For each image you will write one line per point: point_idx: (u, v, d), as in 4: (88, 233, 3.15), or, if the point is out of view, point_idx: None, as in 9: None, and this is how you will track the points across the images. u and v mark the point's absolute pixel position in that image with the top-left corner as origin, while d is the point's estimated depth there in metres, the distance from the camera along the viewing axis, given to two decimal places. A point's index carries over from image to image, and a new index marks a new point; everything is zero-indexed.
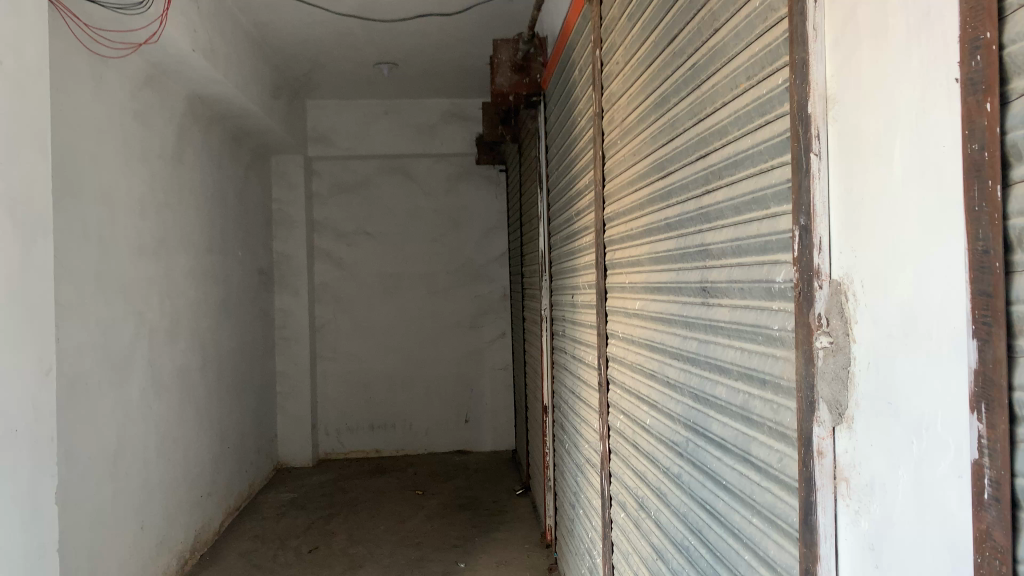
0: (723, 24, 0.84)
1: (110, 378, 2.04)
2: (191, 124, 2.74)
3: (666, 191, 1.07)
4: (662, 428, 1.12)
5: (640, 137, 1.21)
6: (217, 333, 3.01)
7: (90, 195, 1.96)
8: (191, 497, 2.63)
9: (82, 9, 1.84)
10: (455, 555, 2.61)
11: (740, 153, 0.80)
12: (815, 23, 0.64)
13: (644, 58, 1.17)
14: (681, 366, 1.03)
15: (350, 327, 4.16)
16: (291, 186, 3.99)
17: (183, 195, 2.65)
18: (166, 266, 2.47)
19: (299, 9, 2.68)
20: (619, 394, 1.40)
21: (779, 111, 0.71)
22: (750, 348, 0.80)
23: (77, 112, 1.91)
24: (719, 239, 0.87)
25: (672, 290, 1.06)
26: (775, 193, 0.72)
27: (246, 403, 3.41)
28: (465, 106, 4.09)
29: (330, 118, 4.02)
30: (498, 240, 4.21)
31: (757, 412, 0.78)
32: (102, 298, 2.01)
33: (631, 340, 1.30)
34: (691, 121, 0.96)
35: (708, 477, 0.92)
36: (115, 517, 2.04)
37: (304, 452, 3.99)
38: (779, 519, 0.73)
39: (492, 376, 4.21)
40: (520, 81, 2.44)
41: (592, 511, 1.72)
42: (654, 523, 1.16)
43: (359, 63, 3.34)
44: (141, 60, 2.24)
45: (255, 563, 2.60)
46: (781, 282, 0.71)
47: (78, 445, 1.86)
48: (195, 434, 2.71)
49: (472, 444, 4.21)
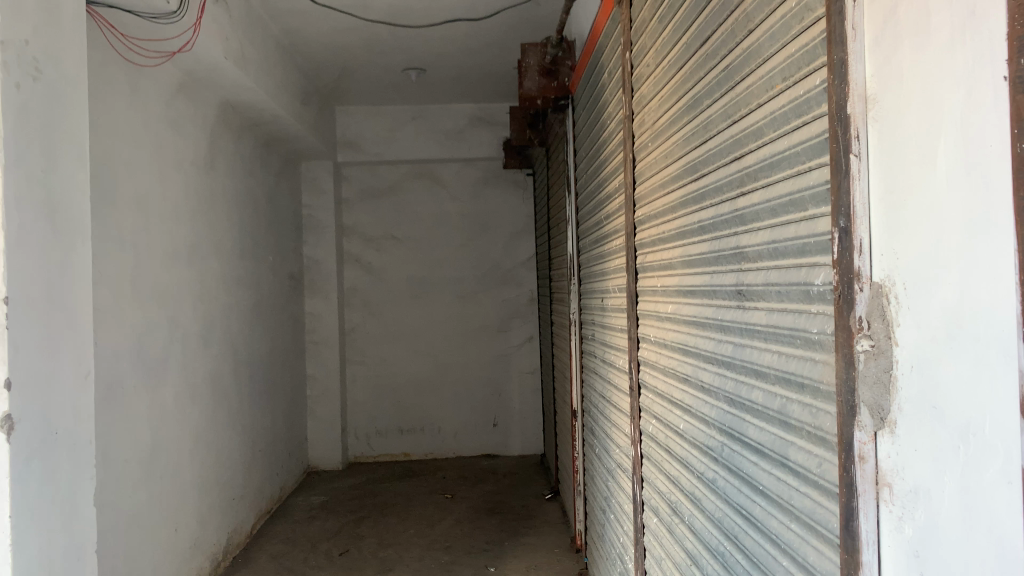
0: (757, 26, 0.84)
1: (145, 383, 2.07)
2: (223, 131, 2.78)
3: (699, 193, 1.07)
4: (696, 433, 1.11)
5: (672, 139, 1.21)
6: (249, 339, 3.05)
7: (124, 202, 1.98)
8: (223, 499, 2.65)
9: (118, 19, 1.87)
10: (485, 559, 2.61)
11: (778, 154, 0.79)
12: (854, 22, 0.63)
13: (676, 61, 1.16)
14: (715, 370, 1.02)
15: (379, 332, 4.19)
16: (320, 192, 4.03)
17: (215, 202, 2.68)
18: (199, 272, 2.50)
19: (328, 16, 2.69)
20: (651, 399, 1.39)
21: (818, 112, 0.70)
22: (788, 351, 0.79)
23: (111, 121, 1.93)
24: (755, 242, 0.86)
25: (706, 293, 1.05)
26: (813, 195, 0.71)
27: (277, 406, 3.44)
28: (493, 111, 4.09)
29: (359, 124, 4.05)
30: (526, 244, 4.20)
31: (795, 416, 0.77)
32: (137, 305, 2.04)
33: (664, 345, 1.29)
34: (725, 123, 0.95)
35: (744, 482, 0.92)
36: (150, 518, 2.06)
37: (334, 455, 4.02)
38: (819, 525, 0.72)
39: (520, 380, 4.20)
40: (548, 85, 2.43)
41: (623, 516, 1.70)
42: (689, 529, 1.15)
43: (387, 69, 3.36)
44: (174, 68, 2.27)
45: (286, 566, 2.62)
46: (820, 285, 0.70)
47: (115, 448, 1.89)
48: (228, 438, 2.74)
49: (500, 448, 4.21)
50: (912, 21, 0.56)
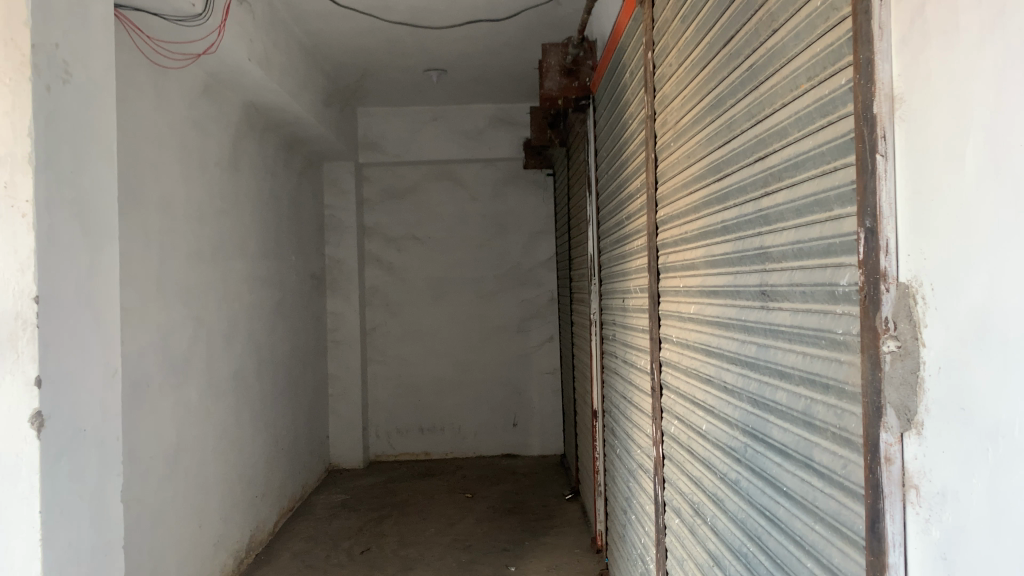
0: (781, 25, 0.83)
1: (170, 381, 2.09)
2: (247, 132, 2.81)
3: (722, 194, 1.06)
4: (718, 434, 1.10)
5: (694, 139, 1.20)
6: (272, 337, 3.08)
7: (150, 203, 2.01)
8: (246, 497, 2.68)
9: (144, 23, 1.90)
10: (506, 559, 2.61)
11: (802, 154, 0.79)
12: (881, 22, 0.63)
13: (699, 61, 1.16)
14: (738, 370, 1.02)
15: (399, 331, 4.21)
16: (342, 192, 4.06)
17: (238, 203, 2.70)
18: (223, 271, 2.53)
19: (349, 17, 2.71)
20: (673, 399, 1.39)
21: (843, 112, 0.70)
22: (813, 352, 0.78)
23: (137, 123, 1.95)
24: (779, 242, 0.86)
25: (729, 293, 1.04)
26: (838, 195, 0.71)
27: (300, 405, 3.47)
28: (513, 111, 4.09)
29: (380, 125, 4.07)
30: (546, 244, 4.20)
31: (820, 417, 0.77)
32: (163, 305, 2.07)
33: (686, 345, 1.29)
34: (749, 122, 0.95)
35: (768, 483, 0.91)
36: (174, 515, 2.09)
37: (355, 454, 4.04)
38: (843, 526, 0.72)
39: (540, 380, 4.20)
40: (569, 85, 2.44)
41: (645, 516, 1.70)
42: (711, 530, 1.15)
43: (408, 70, 3.38)
44: (198, 70, 2.30)
45: (307, 563, 2.64)
46: (846, 285, 0.70)
47: (141, 447, 1.91)
48: (251, 437, 2.76)
49: (520, 448, 4.20)
50: (939, 20, 0.56)
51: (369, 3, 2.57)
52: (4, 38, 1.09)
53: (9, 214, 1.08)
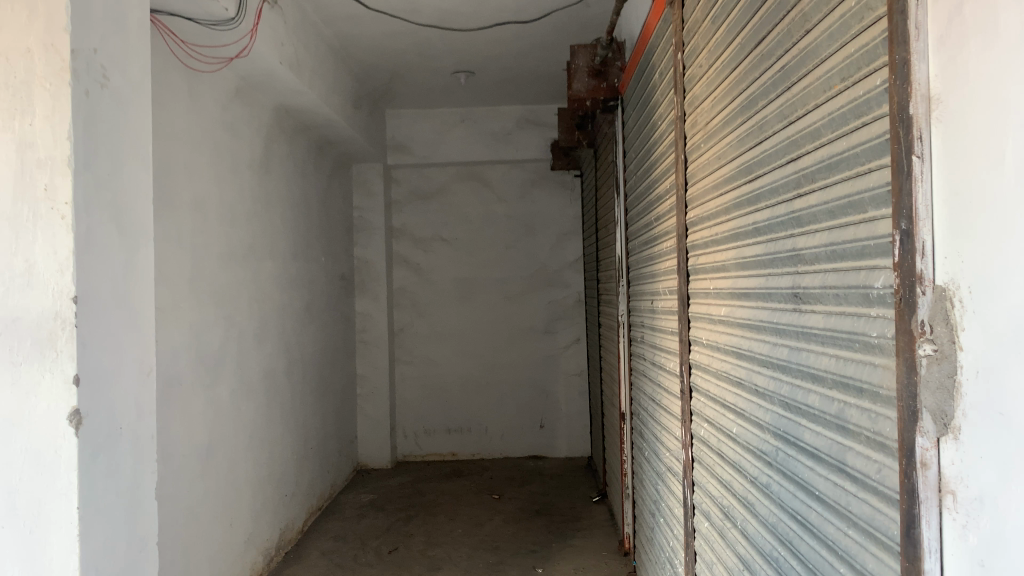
0: (815, 26, 0.83)
1: (203, 380, 2.13)
2: (278, 135, 2.84)
3: (754, 195, 1.06)
4: (750, 436, 1.10)
5: (725, 141, 1.20)
6: (302, 337, 3.11)
7: (183, 205, 2.04)
8: (276, 496, 2.71)
9: (179, 27, 1.93)
10: (534, 561, 2.61)
11: (836, 156, 0.78)
12: (917, 21, 0.62)
13: (730, 61, 1.16)
14: (770, 373, 1.01)
15: (427, 332, 4.24)
16: (370, 193, 4.09)
17: (270, 204, 2.74)
18: (254, 272, 2.56)
19: (379, 20, 2.73)
20: (703, 402, 1.38)
21: (877, 113, 0.69)
22: (846, 355, 0.78)
23: (171, 125, 1.98)
24: (812, 244, 0.85)
25: (761, 296, 1.04)
26: (872, 197, 0.70)
27: (329, 404, 3.50)
28: (541, 112, 4.08)
29: (408, 127, 4.10)
30: (573, 245, 4.18)
31: (853, 421, 0.76)
32: (195, 304, 2.10)
33: (716, 347, 1.28)
34: (781, 123, 0.94)
35: (800, 487, 0.90)
36: (205, 512, 2.12)
37: (383, 454, 4.07)
38: (877, 532, 0.71)
39: (567, 382, 4.18)
40: (598, 86, 2.43)
41: (673, 519, 1.69)
42: (741, 533, 1.14)
43: (436, 72, 3.39)
44: (231, 73, 2.33)
45: (335, 563, 2.66)
46: (880, 288, 0.69)
47: (173, 445, 1.94)
48: (281, 435, 2.80)
49: (546, 450, 4.19)
50: (977, 19, 0.56)
51: (398, 5, 2.58)
52: (44, 43, 1.12)
53: (48, 215, 1.11)
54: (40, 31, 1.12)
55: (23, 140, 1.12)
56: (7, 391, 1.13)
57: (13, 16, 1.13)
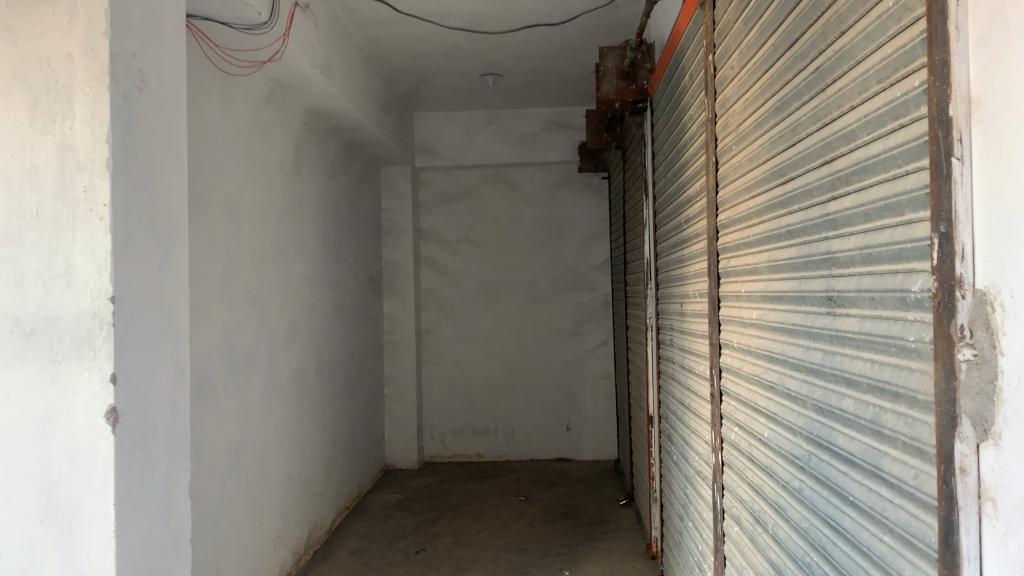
0: (850, 27, 0.82)
1: (234, 379, 2.15)
2: (308, 138, 2.87)
3: (787, 197, 1.05)
4: (781, 440, 1.09)
5: (758, 142, 1.19)
6: (331, 338, 3.14)
7: (217, 206, 2.07)
8: (305, 495, 2.73)
9: (213, 32, 1.96)
10: (560, 563, 2.61)
11: (872, 157, 0.77)
12: (957, 22, 0.62)
13: (763, 63, 1.15)
14: (803, 377, 1.00)
15: (454, 334, 4.26)
16: (398, 196, 4.12)
17: (301, 206, 2.78)
18: (285, 273, 2.59)
19: (408, 23, 2.74)
20: (733, 406, 1.37)
21: (915, 115, 0.68)
22: (881, 359, 0.77)
23: (206, 128, 2.01)
24: (846, 247, 0.84)
25: (794, 299, 1.03)
26: (910, 199, 0.70)
27: (357, 404, 3.53)
28: (569, 114, 4.08)
29: (436, 130, 4.13)
30: (600, 247, 4.17)
31: (889, 426, 0.75)
32: (228, 304, 2.13)
33: (748, 351, 1.27)
34: (816, 125, 0.94)
35: (833, 492, 0.90)
36: (236, 510, 2.14)
37: (410, 455, 4.09)
38: (914, 538, 0.70)
39: (594, 384, 4.16)
40: (627, 88, 2.41)
41: (702, 523, 1.68)
42: (773, 538, 1.13)
43: (465, 74, 3.40)
44: (263, 77, 2.36)
45: (363, 562, 2.68)
46: (917, 291, 0.69)
47: (206, 443, 1.96)
48: (310, 435, 2.82)
49: (574, 453, 4.17)
50: (1020, 18, 0.55)
51: (426, 8, 2.59)
52: (84, 48, 1.14)
53: (87, 216, 1.13)
54: (81, 37, 1.15)
55: (63, 143, 1.15)
56: (46, 390, 1.15)
57: (55, 22, 1.16)
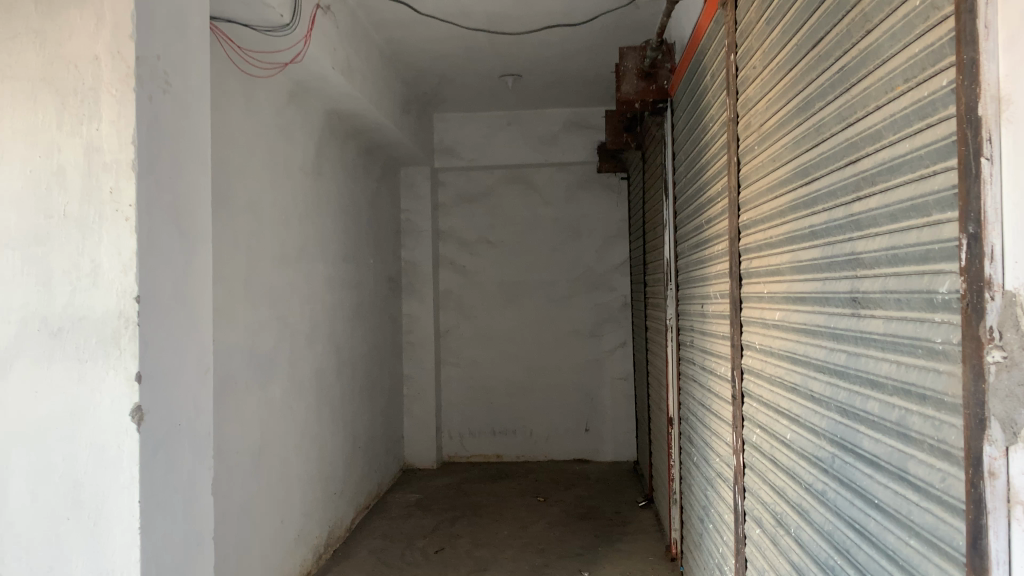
0: (875, 26, 0.82)
1: (256, 378, 2.17)
2: (329, 139, 2.89)
3: (811, 198, 1.04)
4: (804, 442, 1.08)
5: (781, 142, 1.18)
6: (351, 338, 3.15)
7: (239, 207, 2.09)
8: (326, 494, 2.75)
9: (236, 33, 1.97)
10: (580, 563, 2.61)
11: (898, 158, 0.77)
12: (986, 20, 0.61)
13: (786, 63, 1.14)
14: (827, 379, 0.99)
15: (472, 334, 4.27)
16: (417, 196, 4.14)
17: (322, 206, 2.79)
18: (306, 273, 2.61)
19: (428, 24, 2.75)
20: (755, 408, 1.36)
21: (943, 115, 0.68)
22: (908, 361, 0.76)
23: (229, 129, 2.03)
24: (872, 247, 0.84)
25: (817, 301, 1.02)
26: (937, 200, 0.69)
27: (376, 404, 3.55)
28: (588, 114, 4.07)
29: (455, 131, 4.14)
30: (619, 248, 4.15)
31: (915, 429, 0.74)
32: (249, 304, 2.14)
33: (770, 352, 1.26)
34: (840, 125, 0.93)
35: (858, 495, 0.89)
36: (258, 508, 2.15)
37: (429, 454, 4.11)
38: (941, 542, 0.69)
39: (613, 385, 4.14)
40: (647, 88, 2.41)
41: (723, 525, 1.67)
42: (795, 541, 1.12)
43: (484, 75, 3.40)
44: (284, 79, 2.38)
45: (382, 561, 2.69)
46: (945, 292, 0.68)
47: (228, 441, 1.98)
48: (330, 434, 2.84)
49: (592, 454, 4.16)
50: None
51: (446, 9, 2.60)
52: (111, 51, 1.16)
53: (113, 217, 1.15)
54: (107, 40, 1.16)
55: (89, 145, 1.16)
56: (73, 388, 1.16)
57: (81, 25, 1.17)
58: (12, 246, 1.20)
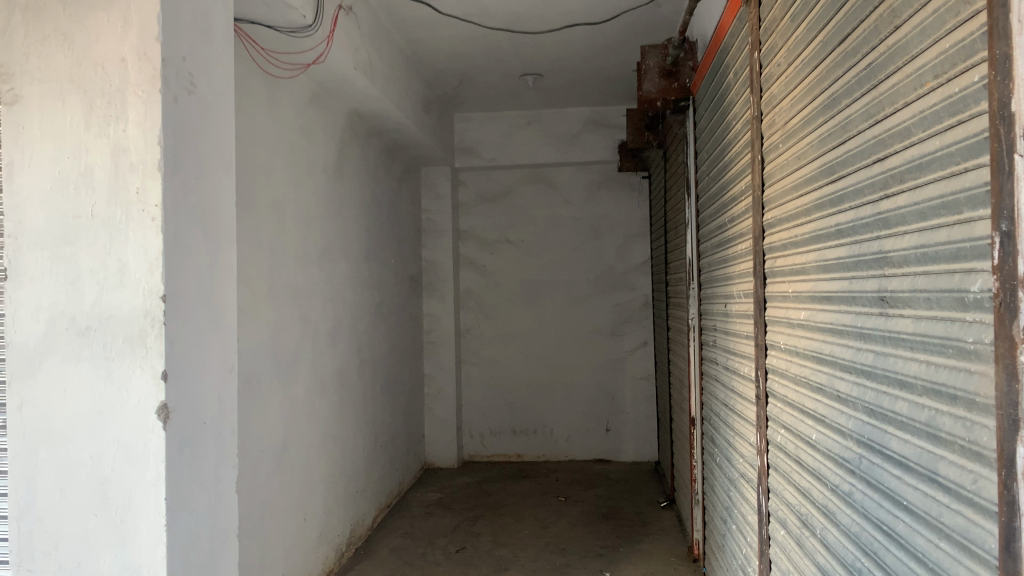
0: (904, 22, 0.80)
1: (279, 377, 2.18)
2: (350, 139, 2.90)
3: (837, 196, 1.03)
4: (831, 443, 1.07)
5: (806, 140, 1.17)
6: (372, 337, 3.16)
7: (263, 208, 2.10)
8: (347, 492, 2.76)
9: (259, 34, 1.99)
10: (601, 564, 2.60)
11: (927, 155, 0.76)
12: (1020, 14, 0.60)
13: (811, 60, 1.13)
14: (853, 379, 0.98)
15: (493, 333, 4.28)
16: (438, 196, 4.15)
17: (343, 206, 2.81)
18: (328, 272, 2.63)
19: (449, 24, 2.75)
20: (779, 408, 1.35)
21: (976, 111, 0.66)
22: (938, 362, 0.75)
23: (252, 129, 2.04)
24: (900, 246, 0.83)
25: (844, 300, 1.01)
26: (969, 198, 0.68)
27: (398, 403, 3.56)
28: (609, 113, 4.05)
29: (475, 131, 4.15)
30: (641, 247, 4.13)
31: (946, 429, 0.73)
32: (273, 303, 2.16)
33: (795, 352, 1.25)
34: (867, 122, 0.92)
35: (886, 496, 0.88)
36: (281, 506, 2.17)
37: (449, 453, 4.12)
38: (973, 544, 0.68)
39: (634, 385, 4.12)
40: (669, 86, 2.40)
41: (747, 526, 1.66)
42: (821, 542, 1.11)
43: (505, 74, 3.40)
44: (307, 80, 2.39)
45: (404, 560, 2.69)
46: (978, 291, 0.67)
47: (252, 439, 1.99)
48: (352, 433, 2.85)
49: (613, 454, 4.14)
50: None
51: (467, 9, 2.60)
52: (138, 53, 1.17)
53: (140, 217, 1.16)
54: (134, 42, 1.17)
55: (116, 146, 1.18)
56: (100, 386, 1.18)
57: (109, 27, 1.19)
58: (39, 246, 1.20)
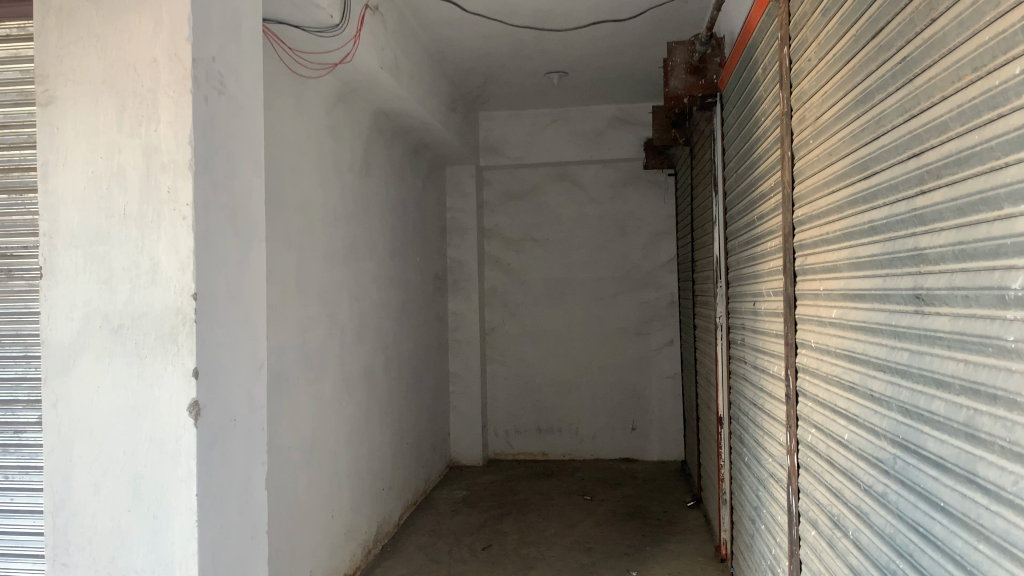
0: (941, 14, 0.79)
1: (307, 375, 2.20)
2: (377, 138, 2.92)
3: (870, 192, 1.02)
4: (863, 443, 1.05)
5: (838, 136, 1.15)
6: (398, 335, 3.18)
7: (291, 207, 2.12)
8: (374, 489, 2.78)
9: (286, 35, 2.00)
10: (628, 563, 2.59)
11: (965, 150, 0.75)
12: None
13: (843, 54, 1.11)
14: (887, 378, 0.97)
15: (518, 332, 4.28)
16: (463, 194, 4.16)
17: (370, 205, 2.82)
18: (355, 270, 2.64)
19: (474, 23, 2.76)
20: (811, 408, 1.34)
21: (1016, 104, 0.65)
22: (976, 360, 0.74)
23: (281, 128, 2.06)
24: (936, 243, 0.81)
25: (877, 297, 1.00)
26: (1009, 193, 0.67)
27: (423, 400, 3.58)
28: (635, 110, 4.03)
29: (500, 129, 4.16)
30: (667, 244, 4.10)
31: (985, 430, 0.72)
32: (301, 301, 2.18)
33: (827, 351, 1.23)
34: (902, 117, 0.91)
35: (921, 498, 0.86)
36: (309, 502, 2.19)
37: (475, 451, 4.13)
38: (1013, 546, 0.67)
39: (660, 384, 4.09)
40: (696, 83, 2.38)
41: (776, 526, 1.64)
42: (853, 543, 1.10)
43: (530, 72, 3.40)
44: (333, 79, 2.41)
45: (430, 557, 2.70)
46: (1018, 289, 0.66)
47: (281, 436, 2.01)
48: (379, 430, 2.87)
49: (639, 453, 4.12)
50: None
51: (493, 7, 2.60)
52: (169, 53, 1.18)
53: (171, 216, 1.18)
54: (165, 42, 1.19)
55: (148, 146, 1.19)
56: (134, 383, 1.19)
57: (140, 27, 1.20)
58: (74, 245, 1.22)
